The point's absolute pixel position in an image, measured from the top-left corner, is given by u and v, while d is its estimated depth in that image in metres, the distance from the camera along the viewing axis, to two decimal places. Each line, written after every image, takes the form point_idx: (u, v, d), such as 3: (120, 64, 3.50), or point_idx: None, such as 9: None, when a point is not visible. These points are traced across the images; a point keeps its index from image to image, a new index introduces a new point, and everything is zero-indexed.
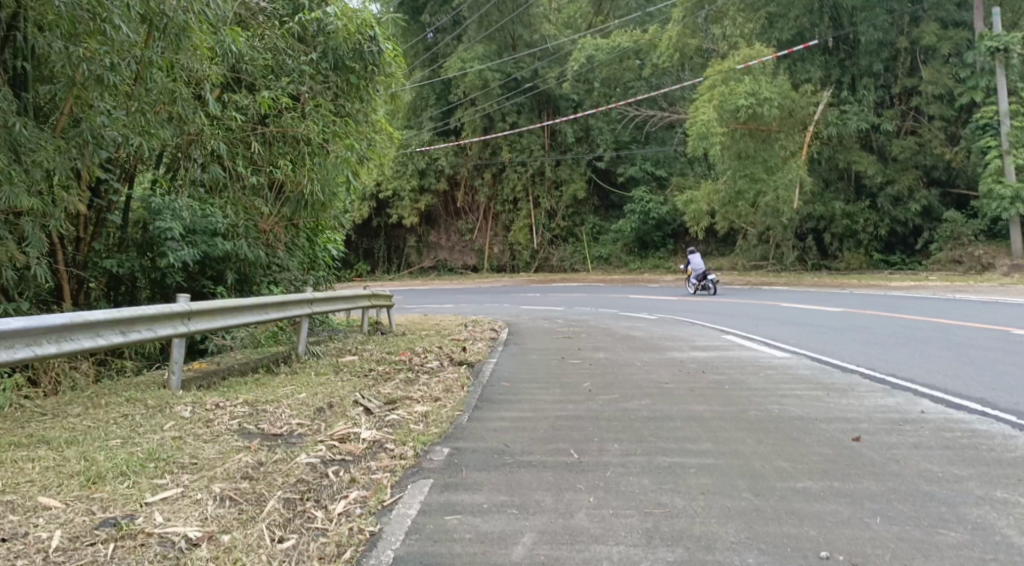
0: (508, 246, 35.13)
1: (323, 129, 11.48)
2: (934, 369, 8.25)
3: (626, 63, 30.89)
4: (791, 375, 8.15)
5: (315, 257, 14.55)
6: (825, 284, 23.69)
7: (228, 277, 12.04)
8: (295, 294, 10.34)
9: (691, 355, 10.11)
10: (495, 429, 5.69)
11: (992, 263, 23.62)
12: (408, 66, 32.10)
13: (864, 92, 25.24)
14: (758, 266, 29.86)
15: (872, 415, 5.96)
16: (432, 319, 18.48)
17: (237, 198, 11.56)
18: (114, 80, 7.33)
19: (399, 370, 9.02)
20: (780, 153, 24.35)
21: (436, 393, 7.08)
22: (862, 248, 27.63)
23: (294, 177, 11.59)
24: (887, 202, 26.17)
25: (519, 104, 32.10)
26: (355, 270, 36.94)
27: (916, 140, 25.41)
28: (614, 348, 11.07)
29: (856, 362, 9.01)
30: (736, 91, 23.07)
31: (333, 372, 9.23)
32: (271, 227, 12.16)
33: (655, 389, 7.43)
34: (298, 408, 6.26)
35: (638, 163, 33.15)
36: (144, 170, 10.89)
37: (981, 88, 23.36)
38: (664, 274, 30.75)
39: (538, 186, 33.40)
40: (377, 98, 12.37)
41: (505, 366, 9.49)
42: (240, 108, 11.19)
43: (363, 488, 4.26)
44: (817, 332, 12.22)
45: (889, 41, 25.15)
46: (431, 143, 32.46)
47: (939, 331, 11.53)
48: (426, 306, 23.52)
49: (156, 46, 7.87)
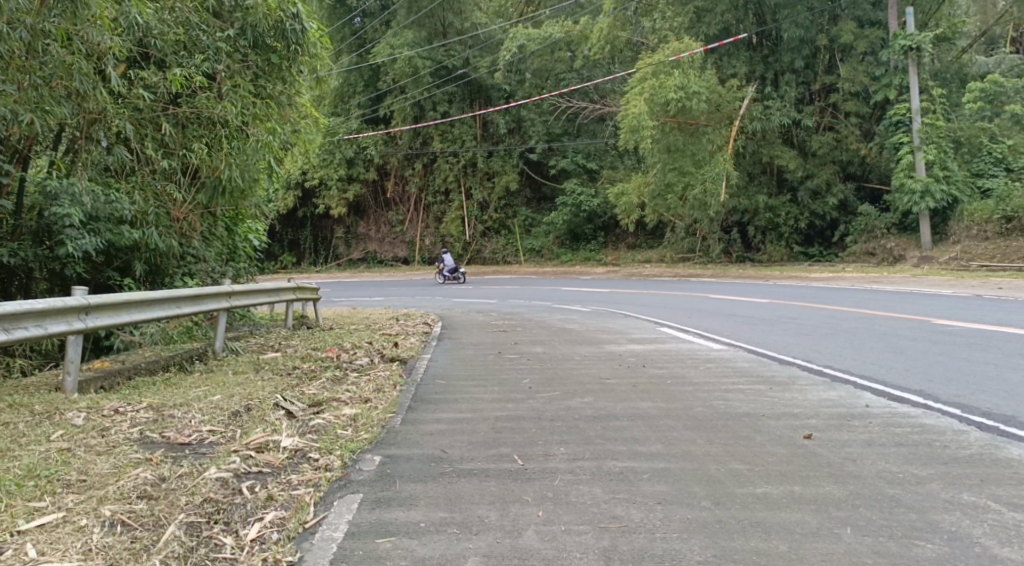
0: (440, 238, 34.21)
1: (242, 110, 10.86)
2: (869, 360, 8.15)
3: (556, 54, 30.54)
4: (731, 368, 7.95)
5: (235, 248, 13.83)
6: (750, 276, 23.98)
7: (137, 268, 11.34)
8: (210, 288, 9.70)
9: (628, 348, 9.86)
10: (429, 432, 5.27)
11: (904, 255, 24.28)
12: (335, 50, 31.46)
13: (786, 88, 25.40)
14: (686, 258, 30.06)
15: (819, 410, 5.72)
16: (361, 312, 17.86)
17: (146, 182, 10.80)
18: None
19: (325, 368, 8.50)
20: (708, 146, 24.55)
21: (364, 392, 6.60)
22: (784, 241, 27.93)
23: (210, 162, 10.91)
24: (806, 196, 26.57)
25: (451, 93, 31.53)
26: (281, 262, 35.95)
27: (833, 136, 25.72)
28: (551, 342, 10.75)
29: (792, 353, 8.88)
30: (665, 85, 23.13)
31: (252, 370, 8.65)
32: (185, 215, 11.50)
33: (595, 385, 7.10)
34: (210, 412, 5.74)
35: (570, 155, 32.96)
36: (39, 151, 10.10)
37: (894, 86, 24.13)
38: (594, 266, 30.70)
39: (470, 177, 32.96)
40: (302, 81, 11.77)
41: (439, 362, 9.04)
42: (148, 85, 10.39)
43: (281, 507, 3.78)
44: (750, 323, 12.13)
45: (808, 39, 25.17)
46: (359, 132, 31.72)
47: (867, 322, 11.54)
48: (355, 299, 22.92)
49: (50, 13, 7.66)
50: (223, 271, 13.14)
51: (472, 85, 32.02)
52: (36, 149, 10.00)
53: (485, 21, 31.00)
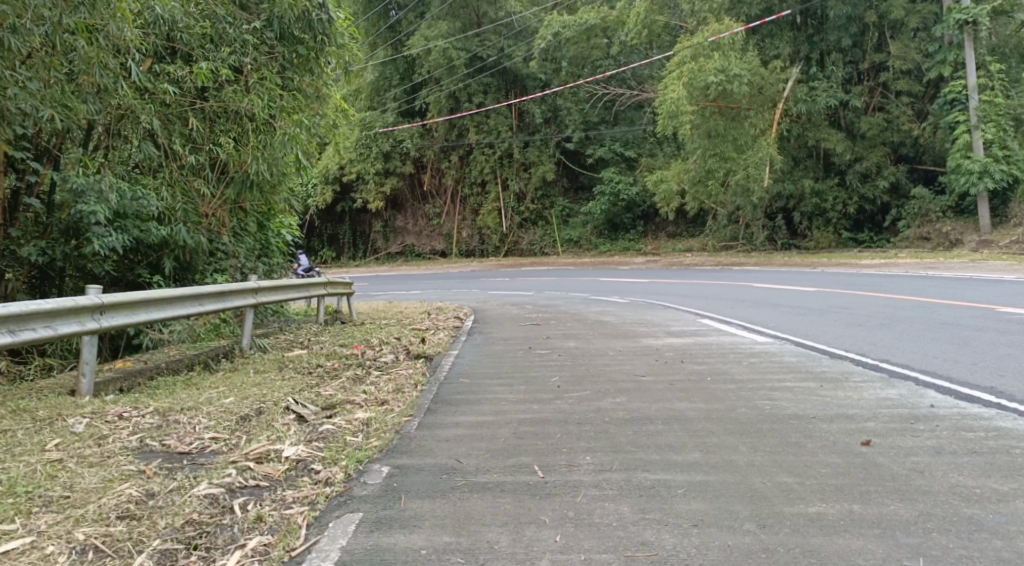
0: (477, 231, 34.00)
1: (269, 104, 10.57)
2: (929, 353, 7.58)
3: (593, 40, 29.90)
4: (777, 364, 7.41)
5: (267, 243, 13.62)
6: (797, 263, 23.19)
7: (166, 264, 11.18)
8: (233, 284, 9.42)
9: (667, 341, 9.34)
10: (446, 439, 4.86)
11: (961, 239, 23.28)
12: (370, 44, 31.13)
13: (832, 68, 24.53)
14: (729, 246, 29.25)
15: (878, 412, 5.19)
16: (396, 306, 17.56)
17: (173, 178, 10.61)
18: (16, 44, 6.94)
19: (348, 366, 8.15)
20: (750, 131, 23.71)
21: (381, 394, 6.21)
22: (831, 227, 26.98)
23: (237, 157, 10.68)
24: (855, 179, 25.62)
25: (486, 84, 31.07)
26: (321, 256, 35.88)
27: (883, 117, 24.78)
28: (585, 335, 10.29)
29: (843, 346, 8.30)
30: (705, 68, 22.37)
31: (275, 369, 8.33)
32: (213, 211, 11.37)
33: (630, 384, 6.63)
34: (218, 417, 5.39)
35: (607, 143, 32.33)
36: (69, 148, 9.76)
37: (949, 62, 22.91)
38: (633, 256, 30.07)
39: (506, 168, 32.49)
40: (330, 73, 11.55)
41: (466, 359, 8.64)
42: (174, 79, 10.12)
43: (268, 532, 3.40)
44: (796, 313, 11.53)
45: (855, 16, 24.14)
46: (395, 125, 31.44)
47: (923, 311, 10.89)
48: (391, 293, 22.63)
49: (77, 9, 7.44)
50: (253, 267, 12.90)
51: (507, 75, 31.55)
52: (66, 146, 9.78)
53: (520, 8, 30.43)
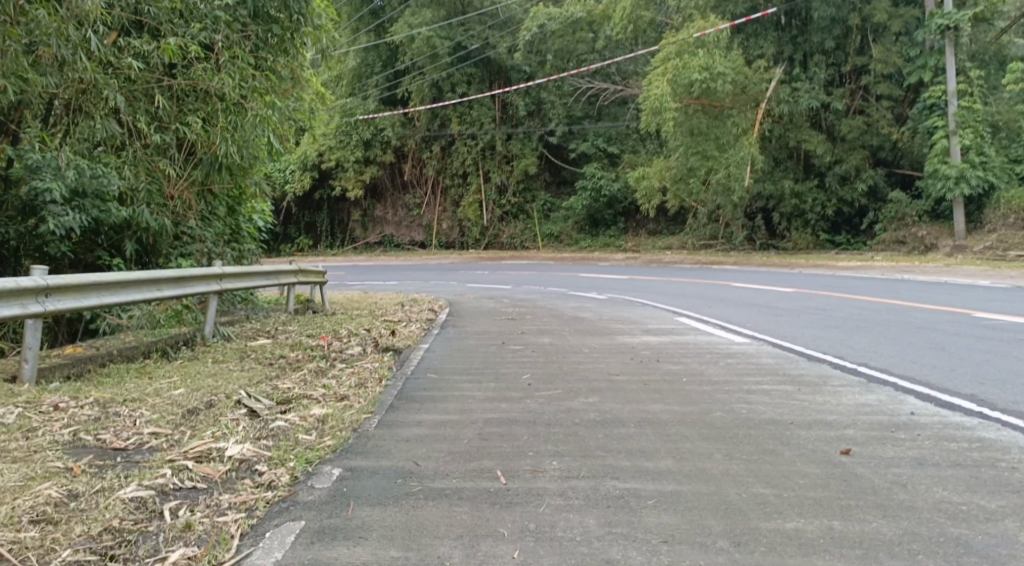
0: (456, 223, 33.66)
1: (241, 83, 10.19)
2: (908, 357, 7.37)
3: (578, 34, 29.60)
4: (753, 365, 7.18)
5: (238, 228, 13.24)
6: (775, 263, 23.07)
7: (128, 247, 10.81)
8: (194, 269, 9.05)
9: (644, 339, 9.10)
10: (406, 439, 4.57)
11: (936, 244, 23.26)
12: (353, 31, 30.64)
13: (815, 69, 24.46)
14: (708, 245, 29.10)
15: (857, 419, 4.95)
16: (371, 297, 17.20)
17: (137, 158, 10.16)
18: None
19: (312, 358, 7.82)
20: (733, 130, 23.55)
21: (341, 389, 5.90)
22: (811, 228, 26.90)
23: (206, 137, 10.24)
24: (835, 181, 25.54)
25: (470, 75, 30.71)
26: (298, 244, 35.35)
27: (864, 120, 24.56)
28: (560, 332, 10.02)
29: (820, 348, 8.10)
30: (689, 65, 22.18)
31: (236, 359, 7.99)
32: (180, 193, 10.97)
33: (603, 384, 6.37)
34: (163, 410, 5.08)
35: (590, 138, 32.05)
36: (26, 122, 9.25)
37: (930, 67, 22.86)
38: (613, 253, 29.83)
39: (488, 160, 32.19)
40: (303, 55, 11.27)
41: (435, 353, 8.34)
42: (140, 54, 9.66)
43: (194, 542, 3.09)
44: (774, 314, 11.33)
45: (840, 18, 24.10)
46: (376, 113, 30.95)
47: (901, 314, 10.73)
48: (368, 283, 22.27)
49: None
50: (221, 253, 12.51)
51: (491, 66, 31.17)
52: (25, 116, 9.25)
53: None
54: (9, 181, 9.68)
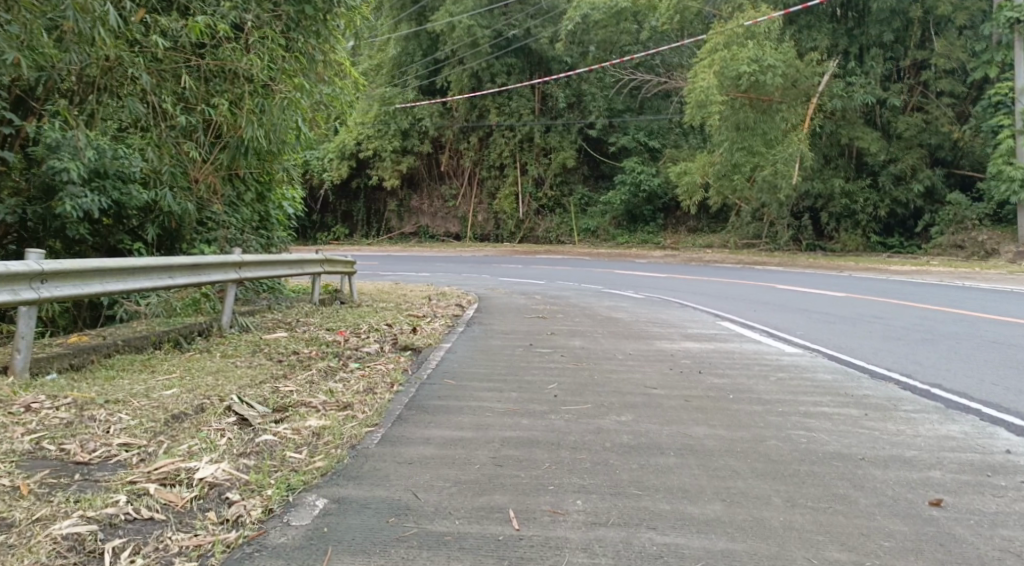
0: (492, 215, 33.15)
1: (269, 64, 9.59)
2: (985, 379, 6.59)
3: (622, 24, 28.77)
4: (809, 381, 6.48)
5: (267, 216, 12.74)
6: (821, 266, 22.07)
7: (150, 232, 10.44)
8: (211, 255, 8.50)
9: (684, 346, 8.42)
10: (409, 462, 3.96)
11: (996, 249, 22.06)
12: (394, 19, 30.19)
13: (871, 63, 23.37)
14: (750, 244, 28.10)
15: (943, 456, 4.25)
16: (401, 289, 16.72)
17: (161, 139, 9.63)
18: None
19: (324, 356, 7.24)
20: (781, 126, 22.55)
21: (347, 396, 5.29)
22: (860, 229, 25.77)
23: (232, 119, 9.67)
24: (888, 181, 24.43)
25: (510, 65, 30.05)
26: (334, 233, 35.16)
27: (921, 117, 23.73)
28: (593, 334, 9.37)
29: (883, 364, 7.35)
30: (738, 57, 21.28)
31: (246, 353, 7.42)
32: (205, 177, 10.56)
33: (638, 400, 5.71)
34: (143, 413, 4.50)
35: (631, 131, 31.18)
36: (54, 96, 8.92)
37: (996, 63, 21.68)
38: (652, 249, 28.98)
39: (526, 152, 31.61)
40: (337, 35, 10.74)
41: (457, 355, 7.73)
42: (167, 33, 9.00)
43: None
44: (826, 321, 10.55)
45: (900, 11, 23.06)
46: (415, 102, 30.44)
47: (968, 326, 9.86)
48: (399, 274, 21.80)
49: None
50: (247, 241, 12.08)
51: (532, 56, 30.56)
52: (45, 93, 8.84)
53: None
54: (31, 159, 9.34)
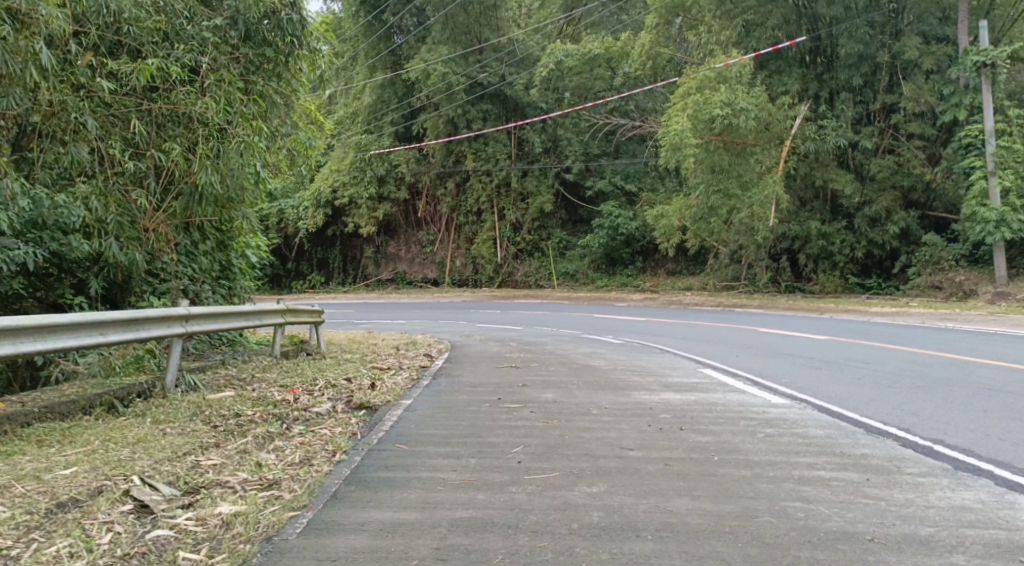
0: (471, 260, 32.51)
1: (226, 108, 9.03)
2: (991, 434, 6.02)
3: (596, 70, 28.56)
4: (802, 438, 5.87)
5: (228, 265, 11.88)
6: (802, 308, 21.67)
7: (93, 285, 9.64)
8: (152, 310, 7.66)
9: (664, 398, 7.80)
10: (329, 562, 3.40)
11: (975, 290, 21.65)
12: (369, 66, 29.94)
13: (842, 106, 23.24)
14: (730, 286, 27.70)
15: (964, 535, 3.68)
16: (372, 338, 16.00)
17: (107, 188, 8.74)
18: None
19: (269, 419, 6.54)
20: (756, 168, 22.31)
21: (276, 471, 4.64)
22: (838, 270, 25.40)
23: (185, 166, 8.92)
24: (863, 223, 24.14)
25: (485, 110, 29.82)
26: (309, 281, 34.38)
27: (893, 159, 23.52)
28: (568, 385, 8.72)
29: (878, 416, 6.77)
30: (711, 100, 21.06)
31: (183, 416, 6.67)
32: (157, 226, 9.35)
33: (612, 466, 5.08)
34: (22, 502, 3.82)
35: (607, 175, 30.92)
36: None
37: (965, 105, 21.45)
38: (632, 293, 28.46)
39: (503, 197, 31.23)
40: (301, 80, 10.23)
41: (416, 413, 7.06)
42: (116, 76, 8.52)
43: None
44: (812, 366, 9.98)
45: (868, 55, 22.84)
46: (390, 149, 30.07)
47: (961, 371, 9.32)
48: (373, 322, 21.10)
49: None
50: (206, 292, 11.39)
51: (507, 102, 30.43)
52: None
53: (522, 34, 29.22)
54: None
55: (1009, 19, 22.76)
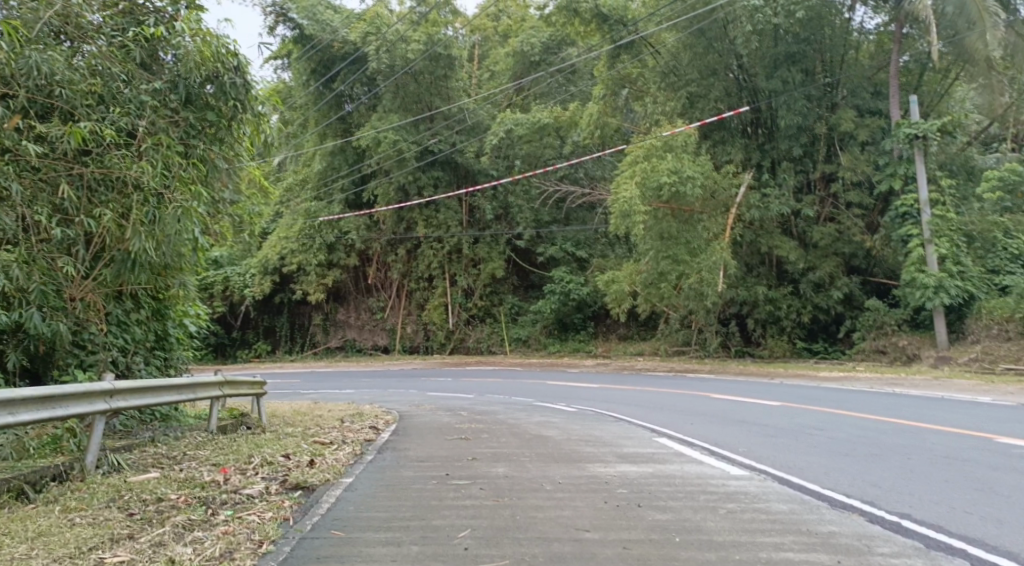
0: (422, 326, 31.96)
1: (163, 171, 8.65)
2: (957, 507, 5.80)
3: (545, 139, 28.56)
4: (766, 515, 5.58)
5: (164, 334, 11.25)
6: (752, 373, 21.62)
7: (11, 358, 8.91)
8: (72, 386, 7.10)
9: (620, 470, 7.46)
10: None
11: (918, 354, 21.93)
12: (321, 137, 29.90)
13: (784, 175, 23.64)
14: (681, 351, 27.66)
15: None
16: (318, 409, 15.38)
17: (32, 255, 8.22)
18: None
19: (192, 504, 6.08)
20: (703, 235, 22.51)
21: None
22: (785, 335, 25.50)
23: (118, 232, 8.47)
24: (808, 288, 24.43)
25: (436, 177, 30.15)
26: (255, 349, 33.36)
27: (835, 227, 23.92)
28: (519, 458, 8.34)
29: (839, 488, 6.52)
30: (658, 168, 21.30)
31: (99, 502, 6.16)
32: (84, 295, 8.92)
33: (566, 551, 4.73)
34: None
35: (558, 242, 30.97)
36: None
37: (899, 176, 21.93)
38: (584, 359, 28.23)
39: (454, 263, 31.12)
40: (247, 145, 9.91)
41: (356, 493, 6.63)
42: (46, 140, 8.17)
43: None
44: (766, 435, 9.75)
45: (806, 126, 23.43)
46: (341, 216, 29.75)
47: (915, 438, 9.18)
48: (321, 392, 20.42)
49: None
50: (147, 365, 10.90)
51: (459, 169, 30.67)
52: None
53: (471, 103, 29.44)
54: None
55: (938, 93, 23.59)
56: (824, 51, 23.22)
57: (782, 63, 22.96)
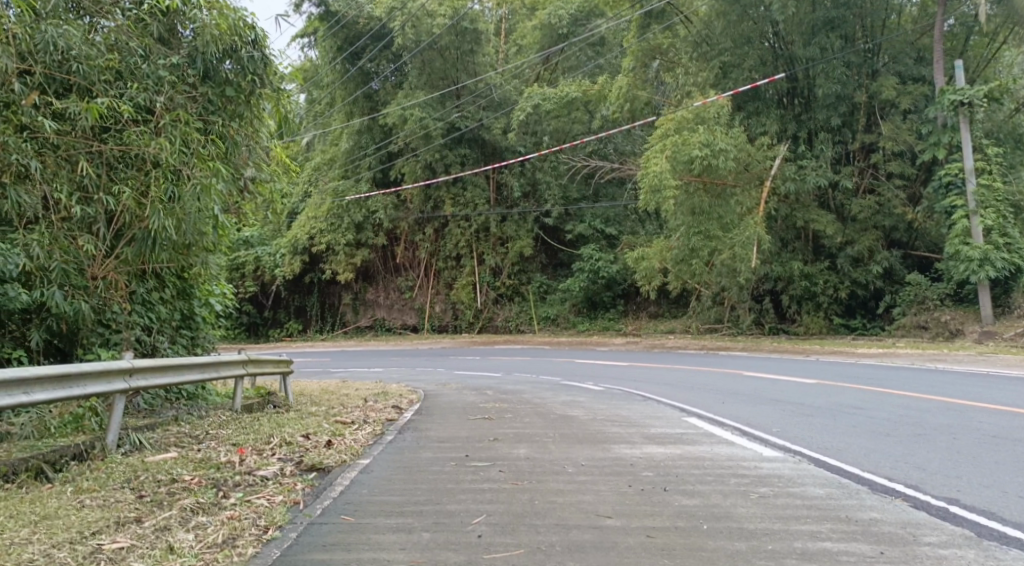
0: (451, 306, 31.76)
1: (182, 148, 8.41)
2: (1009, 491, 5.42)
3: (573, 113, 28.02)
4: (802, 500, 5.25)
5: (190, 314, 11.07)
6: (787, 350, 21.09)
7: (35, 336, 8.78)
8: (90, 364, 6.88)
9: (647, 452, 7.14)
10: None
11: (961, 330, 21.26)
12: (348, 115, 29.68)
13: (822, 147, 22.90)
14: (714, 329, 27.14)
15: None
16: (343, 388, 15.24)
17: (54, 234, 7.98)
18: None
19: (202, 486, 5.88)
20: (736, 209, 21.96)
21: None
22: (822, 311, 24.83)
23: (138, 210, 8.23)
24: (846, 262, 23.76)
25: (463, 155, 29.49)
26: (286, 329, 33.53)
27: (875, 199, 23.16)
28: (543, 439, 8.05)
29: (881, 471, 6.15)
30: (690, 141, 20.74)
31: (111, 482, 5.99)
32: (106, 274, 8.61)
33: (585, 540, 4.47)
34: None
35: (587, 219, 30.51)
36: None
37: (943, 145, 21.15)
38: (614, 337, 27.84)
39: (482, 242, 30.85)
40: (266, 120, 9.65)
41: (373, 475, 6.40)
42: (66, 117, 7.87)
43: None
44: (802, 414, 9.35)
45: (845, 96, 22.66)
46: (368, 194, 29.52)
47: (959, 416, 8.74)
48: (348, 371, 20.30)
49: None
50: (172, 342, 10.72)
51: (485, 147, 30.18)
52: None
53: (498, 77, 28.97)
54: None
55: (985, 59, 22.66)
56: (864, 15, 22.43)
57: (821, 28, 22.34)
